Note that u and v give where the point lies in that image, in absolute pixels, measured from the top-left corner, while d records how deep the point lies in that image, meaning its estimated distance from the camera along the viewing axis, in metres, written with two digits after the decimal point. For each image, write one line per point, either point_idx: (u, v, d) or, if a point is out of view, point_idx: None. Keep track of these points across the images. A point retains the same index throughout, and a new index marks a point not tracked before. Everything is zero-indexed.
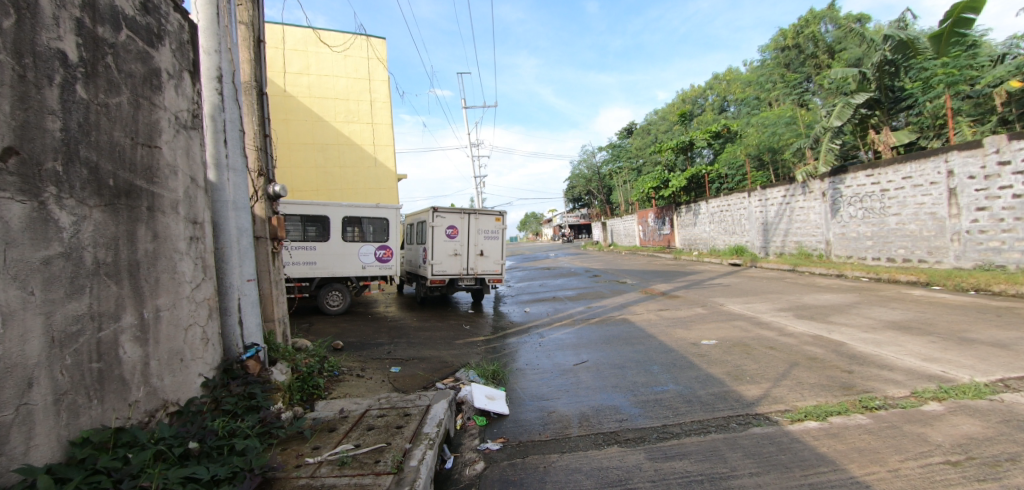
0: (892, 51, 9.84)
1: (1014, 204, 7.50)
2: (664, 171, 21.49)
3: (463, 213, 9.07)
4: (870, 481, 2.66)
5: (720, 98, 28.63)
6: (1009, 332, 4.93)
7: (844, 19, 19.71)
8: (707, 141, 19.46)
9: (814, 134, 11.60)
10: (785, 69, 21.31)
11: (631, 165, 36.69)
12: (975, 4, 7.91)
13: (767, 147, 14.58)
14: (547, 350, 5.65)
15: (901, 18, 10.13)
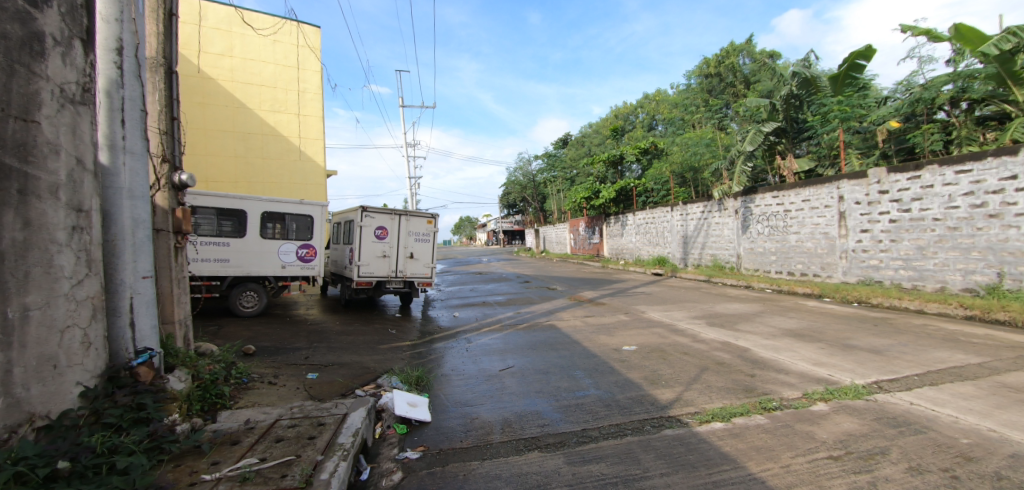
0: (798, 87, 10.85)
1: (890, 228, 8.58)
2: (595, 182, 22.30)
3: (393, 214, 8.81)
4: (765, 477, 2.86)
5: (649, 117, 30.42)
6: (882, 340, 5.60)
7: (758, 54, 21.79)
8: (636, 156, 20.58)
9: (729, 156, 12.54)
10: (707, 95, 23.10)
11: (565, 175, 37.81)
12: (866, 52, 9.02)
13: (688, 165, 15.61)
14: (473, 356, 5.58)
15: (803, 57, 11.31)
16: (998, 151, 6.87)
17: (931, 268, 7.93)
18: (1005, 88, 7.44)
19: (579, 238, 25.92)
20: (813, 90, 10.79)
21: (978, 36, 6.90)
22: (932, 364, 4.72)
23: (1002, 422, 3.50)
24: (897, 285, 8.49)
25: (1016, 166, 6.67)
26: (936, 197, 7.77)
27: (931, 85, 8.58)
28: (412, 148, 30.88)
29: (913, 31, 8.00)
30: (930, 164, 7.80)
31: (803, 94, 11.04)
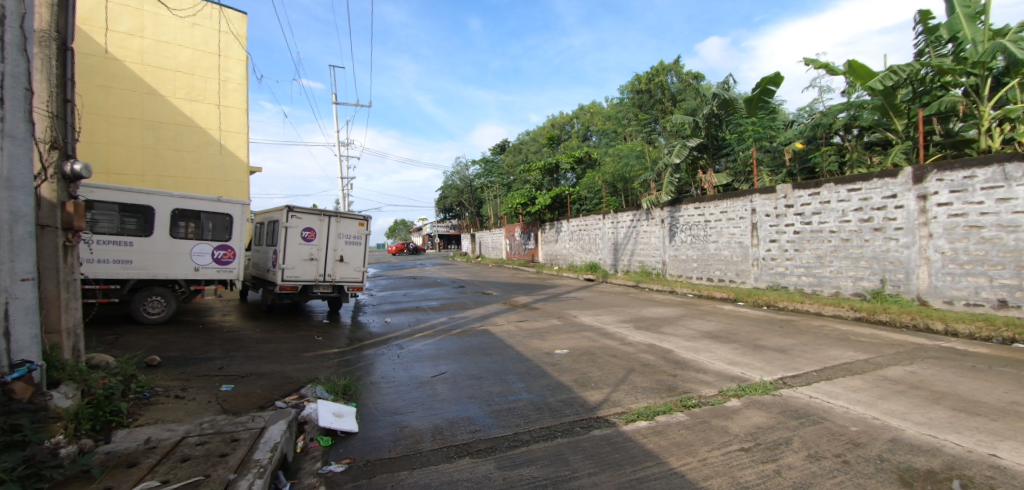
0: (719, 107, 11.72)
1: (794, 239, 9.52)
2: (532, 189, 22.73)
3: (322, 215, 8.41)
4: (685, 471, 3.05)
5: (584, 127, 31.64)
6: (785, 340, 6.19)
7: (684, 75, 23.42)
8: (571, 165, 21.33)
9: (657, 169, 13.22)
10: (638, 110, 24.44)
11: (502, 180, 38.14)
12: (775, 79, 9.97)
13: (619, 176, 16.35)
14: (405, 362, 5.43)
15: (722, 80, 12.24)
16: (882, 174, 7.86)
17: (828, 275, 8.90)
18: (887, 118, 8.52)
19: (515, 243, 26.20)
20: (731, 111, 11.64)
21: (867, 72, 7.87)
22: (827, 361, 5.28)
23: (882, 410, 4.00)
24: (799, 290, 9.42)
25: (895, 186, 7.68)
26: (832, 212, 8.74)
27: (829, 112, 9.62)
28: (346, 146, 29.57)
29: (814, 64, 8.96)
30: (827, 182, 8.77)
31: (722, 114, 11.94)
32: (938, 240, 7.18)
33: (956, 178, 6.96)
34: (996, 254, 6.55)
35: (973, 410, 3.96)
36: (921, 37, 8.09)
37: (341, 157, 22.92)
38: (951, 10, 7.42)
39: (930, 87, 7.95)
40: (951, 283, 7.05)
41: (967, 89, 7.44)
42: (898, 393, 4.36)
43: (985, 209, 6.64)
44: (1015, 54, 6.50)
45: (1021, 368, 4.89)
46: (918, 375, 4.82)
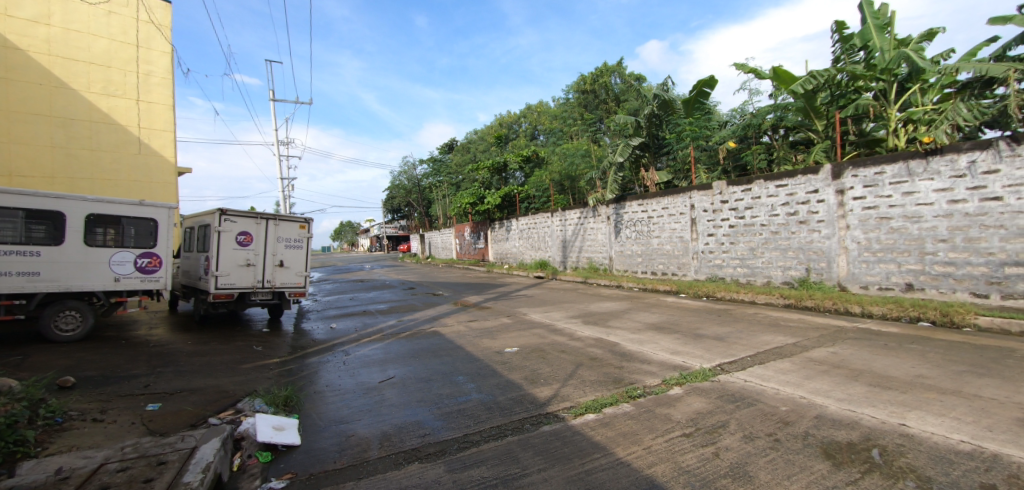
0: (658, 107, 12.20)
1: (729, 232, 10.07)
2: (480, 188, 22.69)
3: (259, 218, 7.99)
4: (631, 460, 3.15)
5: (531, 127, 32.00)
6: (722, 328, 6.54)
7: (627, 76, 24.20)
8: (519, 164, 21.54)
9: (602, 167, 13.55)
10: (583, 109, 24.98)
11: (451, 180, 37.76)
12: (710, 82, 10.50)
13: (566, 174, 16.62)
14: (351, 369, 5.25)
15: (661, 82, 12.72)
16: (805, 170, 8.48)
17: (760, 265, 9.50)
18: (809, 119, 9.16)
19: (465, 242, 26.07)
20: (671, 112, 12.27)
21: (790, 77, 8.44)
22: (760, 346, 5.62)
23: (809, 390, 4.31)
24: (734, 281, 9.98)
25: (817, 182, 8.31)
26: (763, 207, 9.34)
27: (759, 113, 10.21)
28: (285, 145, 28.17)
29: (744, 69, 9.49)
30: (758, 179, 9.35)
31: (661, 114, 12.40)
32: (855, 231, 7.84)
33: (868, 174, 7.62)
34: (902, 243, 7.25)
35: (886, 385, 4.36)
36: (837, 46, 8.77)
37: (280, 157, 21.77)
38: (862, 20, 8.10)
39: (845, 91, 8.59)
40: (866, 270, 7.72)
41: (876, 93, 8.11)
42: (823, 373, 4.71)
43: (893, 202, 7.33)
44: (917, 62, 7.20)
45: (925, 344, 5.44)
46: (839, 355, 5.23)
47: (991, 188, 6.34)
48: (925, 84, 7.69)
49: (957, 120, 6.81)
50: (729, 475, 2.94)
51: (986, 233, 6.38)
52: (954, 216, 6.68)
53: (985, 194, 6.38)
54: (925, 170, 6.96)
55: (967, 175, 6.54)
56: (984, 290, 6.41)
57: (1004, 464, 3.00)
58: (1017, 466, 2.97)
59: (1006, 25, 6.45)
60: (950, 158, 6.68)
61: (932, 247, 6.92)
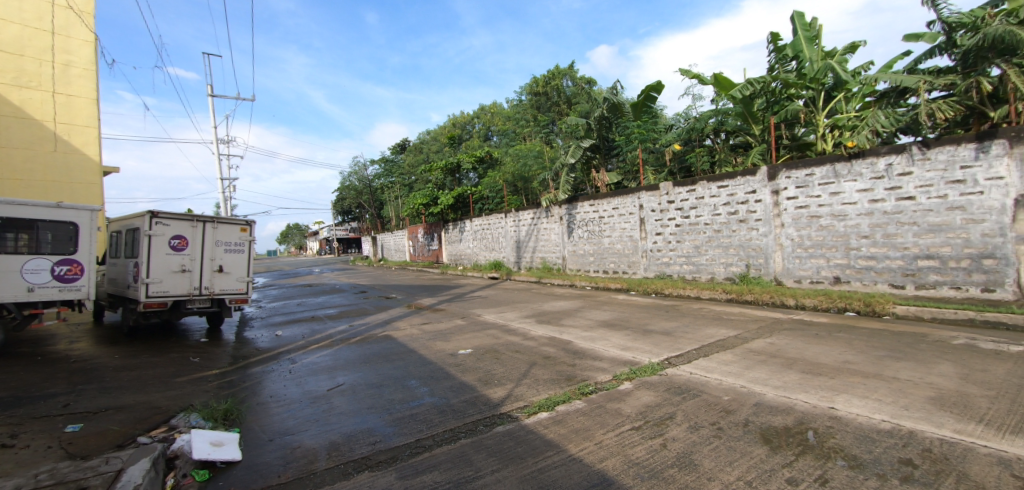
0: (608, 110, 12.55)
1: (675, 231, 10.49)
2: (434, 189, 22.45)
3: (194, 220, 7.54)
4: (582, 456, 3.21)
5: (485, 127, 32.05)
6: (669, 323, 6.80)
7: (578, 79, 24.78)
8: (472, 165, 21.50)
9: (554, 168, 13.74)
10: (535, 111, 25.29)
11: (403, 181, 37.04)
12: (657, 87, 10.90)
13: (519, 175, 16.72)
14: (297, 378, 5.04)
15: (611, 85, 13.05)
16: (744, 172, 8.98)
17: (704, 262, 9.94)
18: (748, 123, 9.70)
19: (418, 244, 25.71)
20: (620, 114, 12.60)
21: (730, 84, 8.93)
22: (704, 339, 5.89)
23: (748, 379, 4.56)
24: (681, 278, 10.39)
25: (755, 183, 8.82)
26: (706, 206, 9.79)
27: (702, 118, 10.64)
28: (224, 143, 26.63)
29: (688, 74, 9.93)
30: (702, 180, 9.80)
31: (611, 117, 12.74)
32: (789, 229, 8.38)
33: (800, 176, 8.17)
34: (830, 239, 7.82)
35: (817, 371, 4.69)
36: (771, 55, 9.34)
37: (220, 157, 20.54)
38: (794, 32, 8.68)
39: (779, 98, 9.07)
40: (799, 265, 8.27)
41: (806, 100, 8.69)
42: (761, 363, 4.99)
43: (822, 201, 7.89)
44: (840, 73, 7.80)
45: (850, 332, 5.90)
46: (776, 345, 5.58)
47: (905, 188, 6.96)
48: (849, 93, 8.35)
49: (876, 126, 7.39)
50: (675, 465, 3.07)
51: (901, 229, 7.01)
52: (875, 214, 7.28)
53: (900, 194, 7.00)
54: (849, 171, 7.54)
55: (884, 176, 7.16)
56: (900, 281, 7.03)
57: (918, 440, 3.31)
58: (928, 440, 3.28)
59: (917, 41, 7.10)
60: (870, 162, 7.29)
61: (856, 243, 7.51)
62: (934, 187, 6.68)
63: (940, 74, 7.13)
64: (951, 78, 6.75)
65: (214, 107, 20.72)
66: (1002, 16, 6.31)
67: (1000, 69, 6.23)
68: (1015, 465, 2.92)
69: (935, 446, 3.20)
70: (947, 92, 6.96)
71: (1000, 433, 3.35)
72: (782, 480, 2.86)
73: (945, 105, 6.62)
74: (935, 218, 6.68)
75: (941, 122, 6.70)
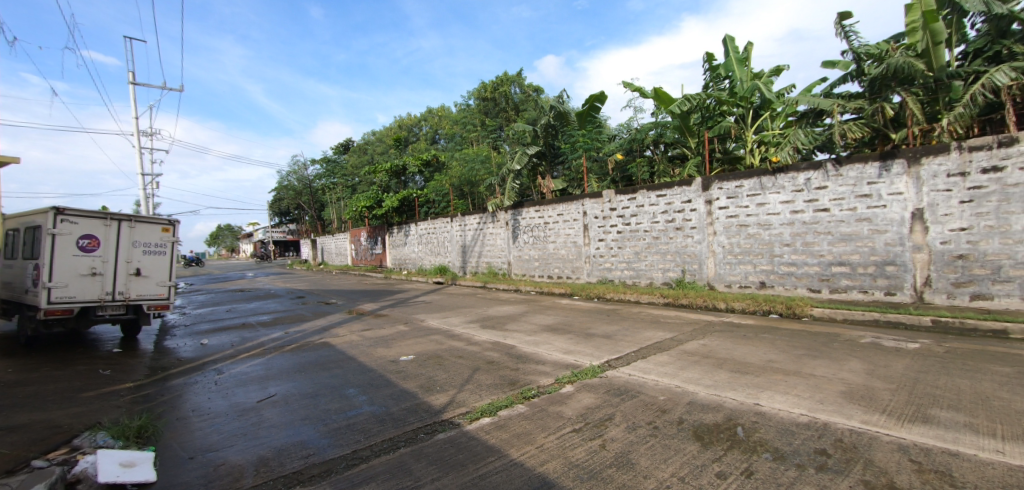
0: (554, 118, 12.82)
1: (617, 237, 10.86)
2: (378, 191, 21.89)
3: (108, 218, 6.88)
4: (524, 460, 3.23)
5: (432, 130, 31.82)
6: (609, 327, 7.02)
7: (526, 86, 25.25)
8: (418, 168, 21.19)
9: (501, 174, 13.83)
10: (483, 116, 25.43)
11: (346, 183, 35.82)
12: (601, 97, 11.24)
13: (466, 179, 16.69)
14: (224, 389, 4.72)
15: (557, 94, 13.33)
16: (681, 182, 9.48)
17: (643, 267, 10.36)
18: (684, 136, 10.21)
19: (362, 248, 24.95)
20: (565, 122, 12.88)
21: (668, 98, 9.39)
22: (642, 342, 6.13)
23: (683, 379, 4.79)
24: (622, 283, 10.76)
25: (690, 193, 9.33)
26: (646, 214, 10.22)
27: (643, 129, 11.07)
28: (145, 136, 24.50)
29: (630, 87, 10.35)
30: (642, 189, 10.22)
31: (557, 124, 13.04)
32: (720, 237, 8.91)
33: (731, 187, 8.73)
34: (757, 247, 8.40)
35: (744, 370, 5.01)
36: (706, 73, 9.93)
37: (140, 151, 18.92)
38: (726, 53, 9.28)
39: (713, 114, 9.74)
40: (730, 271, 8.81)
41: (737, 117, 9.32)
42: (694, 363, 5.27)
43: (750, 211, 8.46)
44: (766, 93, 8.44)
45: (773, 333, 6.35)
46: (707, 346, 5.90)
47: (821, 201, 7.62)
48: (773, 113, 8.92)
49: (797, 143, 7.85)
50: (613, 465, 3.16)
51: (818, 238, 7.66)
52: (795, 224, 7.91)
53: (817, 206, 7.65)
54: (774, 184, 8.15)
55: (804, 190, 7.80)
56: (817, 286, 7.68)
57: (831, 431, 3.62)
58: (840, 431, 3.60)
59: (833, 68, 7.81)
60: (792, 176, 7.92)
61: (779, 250, 8.12)
62: (846, 200, 7.36)
63: (851, 98, 7.88)
64: (860, 102, 7.48)
65: (135, 96, 19.07)
66: (902, 50, 7.09)
67: (900, 96, 6.99)
68: (911, 450, 3.27)
69: (846, 436, 3.51)
70: (857, 115, 7.72)
71: (898, 422, 3.74)
72: (712, 475, 3.02)
73: (855, 127, 7.30)
74: (846, 228, 7.36)
75: (852, 141, 7.36)
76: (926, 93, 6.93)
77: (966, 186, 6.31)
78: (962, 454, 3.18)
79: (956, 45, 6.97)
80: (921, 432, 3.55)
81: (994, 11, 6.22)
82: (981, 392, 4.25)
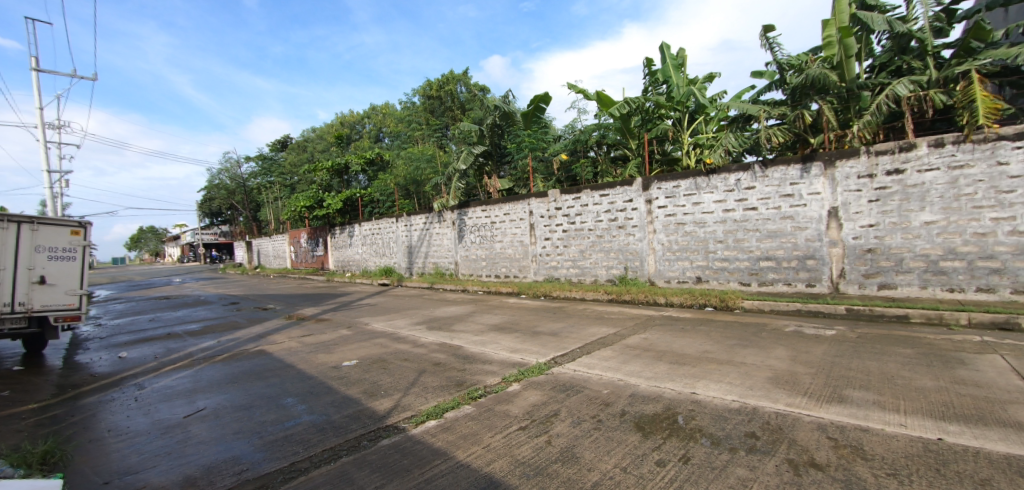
0: (499, 118, 12.88)
1: (563, 236, 11.07)
2: (318, 190, 21.04)
3: (5, 220, 6.25)
4: (470, 461, 3.24)
5: (375, 128, 31.05)
6: (555, 324, 7.17)
7: (471, 86, 25.25)
8: (362, 167, 20.61)
9: (447, 173, 13.69)
10: (429, 115, 25.14)
11: (284, 182, 34.15)
12: (545, 98, 11.40)
13: (411, 179, 16.42)
14: (145, 406, 4.38)
15: (503, 94, 13.39)
16: (622, 182, 9.80)
17: (588, 265, 10.63)
18: (625, 138, 10.56)
19: (302, 250, 23.89)
20: (511, 122, 12.97)
21: (610, 101, 9.68)
22: (586, 338, 6.30)
23: (625, 372, 4.97)
24: (568, 280, 10.99)
25: (631, 192, 9.68)
26: (590, 213, 10.49)
27: (586, 131, 11.34)
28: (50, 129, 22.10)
29: (574, 89, 10.57)
30: (586, 189, 10.47)
31: (502, 124, 13.10)
32: (660, 235, 9.32)
33: (669, 187, 9.13)
34: (693, 244, 8.85)
35: (682, 361, 5.27)
36: (646, 78, 10.31)
37: (46, 145, 17.11)
38: (663, 60, 9.66)
39: (652, 117, 10.18)
40: (669, 267, 9.23)
41: (674, 120, 9.75)
42: (635, 356, 5.49)
43: (686, 210, 8.90)
44: (700, 98, 8.90)
45: (708, 325, 6.72)
46: (648, 339, 6.17)
47: (750, 200, 8.14)
48: (707, 117, 9.62)
49: (728, 146, 8.41)
50: (559, 460, 3.23)
51: (747, 235, 8.18)
52: (727, 222, 8.41)
53: (746, 205, 8.18)
54: (707, 185, 8.62)
55: (735, 190, 8.30)
56: (747, 279, 8.21)
57: (759, 414, 3.89)
58: (767, 414, 3.88)
59: (760, 77, 8.35)
60: (724, 177, 8.41)
61: (713, 247, 8.60)
62: (771, 199, 7.91)
63: (775, 105, 8.46)
64: (783, 109, 8.03)
65: (35, 85, 17.15)
66: (819, 61, 7.68)
67: (817, 105, 7.59)
68: (828, 428, 3.58)
69: (772, 418, 3.79)
70: (780, 121, 8.30)
71: (818, 403, 4.09)
72: (652, 463, 3.16)
73: (779, 131, 7.84)
74: (772, 226, 7.91)
75: (776, 145, 7.93)
76: (840, 102, 7.57)
77: (873, 187, 6.99)
78: (871, 429, 3.52)
79: (866, 59, 7.67)
80: (837, 411, 3.89)
81: (896, 29, 6.88)
82: (886, 372, 4.73)
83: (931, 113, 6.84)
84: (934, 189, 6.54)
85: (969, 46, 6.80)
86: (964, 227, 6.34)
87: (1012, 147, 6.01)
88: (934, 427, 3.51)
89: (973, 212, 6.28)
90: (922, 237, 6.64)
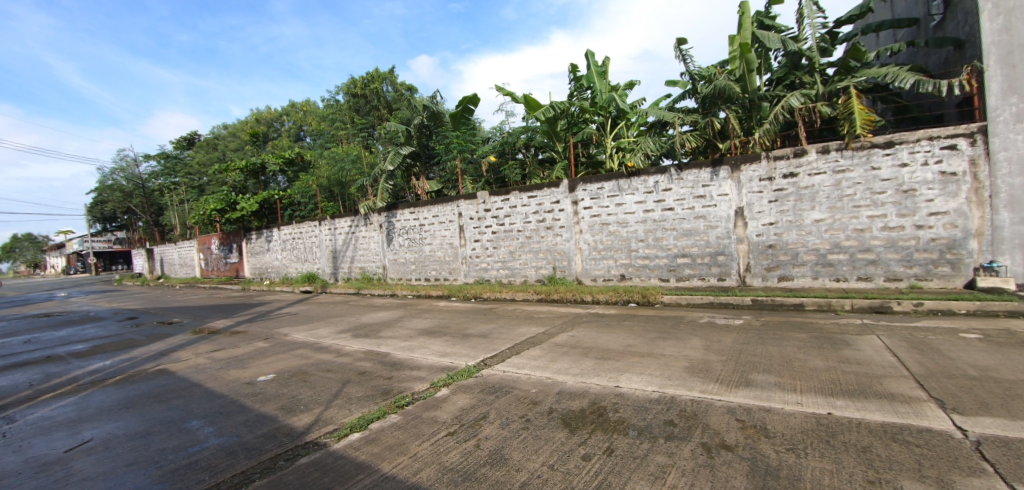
0: (427, 118, 12.68)
1: (492, 237, 11.14)
2: (231, 192, 19.55)
3: None
4: (396, 472, 3.20)
5: (296, 126, 29.46)
6: (485, 326, 7.22)
7: (398, 85, 24.71)
8: (280, 167, 19.45)
9: (372, 174, 13.25)
10: (354, 113, 24.28)
11: (192, 182, 31.34)
12: (473, 100, 11.38)
13: (334, 180, 15.74)
14: (15, 443, 3.87)
15: (430, 95, 13.20)
16: (550, 184, 10.04)
17: (517, 266, 10.80)
18: (552, 141, 10.81)
19: (214, 256, 22.09)
20: (439, 123, 12.84)
21: (536, 104, 9.84)
22: (516, 338, 6.42)
23: (553, 370, 5.13)
24: (498, 282, 11.10)
25: (558, 194, 9.94)
26: (519, 214, 10.64)
27: (514, 133, 11.50)
28: None
29: (503, 91, 10.66)
30: (515, 190, 10.61)
31: (430, 125, 12.92)
32: (586, 235, 9.66)
33: (594, 189, 9.49)
34: (617, 243, 9.27)
35: (607, 356, 5.53)
36: (572, 83, 10.62)
37: None
38: (588, 66, 9.99)
39: (577, 121, 10.51)
40: (595, 265, 9.60)
41: (598, 125, 10.15)
42: (563, 354, 5.68)
43: (610, 211, 9.31)
44: (620, 104, 9.33)
45: (631, 321, 7.09)
46: (575, 337, 6.40)
47: (667, 201, 8.67)
48: (628, 122, 10.10)
49: (647, 150, 8.90)
50: (487, 463, 3.28)
51: (665, 234, 8.71)
52: (647, 222, 8.91)
53: (664, 205, 8.70)
54: (629, 186, 9.06)
55: (653, 191, 8.80)
56: (666, 276, 8.74)
57: (677, 403, 4.18)
58: (683, 402, 4.18)
59: (674, 86, 8.90)
60: (643, 179, 8.88)
61: (635, 246, 9.07)
62: (686, 200, 8.47)
63: (688, 113, 9.07)
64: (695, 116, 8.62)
65: None
66: (725, 74, 8.34)
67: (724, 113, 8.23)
68: (737, 411, 3.93)
69: (688, 405, 4.10)
70: (692, 127, 8.91)
71: (728, 388, 4.47)
72: (578, 458, 3.30)
73: (692, 137, 8.42)
74: (687, 225, 8.48)
75: (689, 149, 8.50)
76: (744, 112, 8.27)
77: (772, 189, 7.71)
78: (774, 409, 3.91)
79: (766, 73, 8.44)
80: (744, 394, 4.28)
81: (789, 48, 7.65)
82: (786, 355, 5.26)
83: (818, 123, 7.66)
84: (822, 191, 7.34)
85: (848, 65, 7.71)
86: (846, 224, 7.20)
87: (882, 154, 6.89)
88: (825, 402, 3.98)
89: (853, 211, 7.14)
90: (813, 234, 7.44)
